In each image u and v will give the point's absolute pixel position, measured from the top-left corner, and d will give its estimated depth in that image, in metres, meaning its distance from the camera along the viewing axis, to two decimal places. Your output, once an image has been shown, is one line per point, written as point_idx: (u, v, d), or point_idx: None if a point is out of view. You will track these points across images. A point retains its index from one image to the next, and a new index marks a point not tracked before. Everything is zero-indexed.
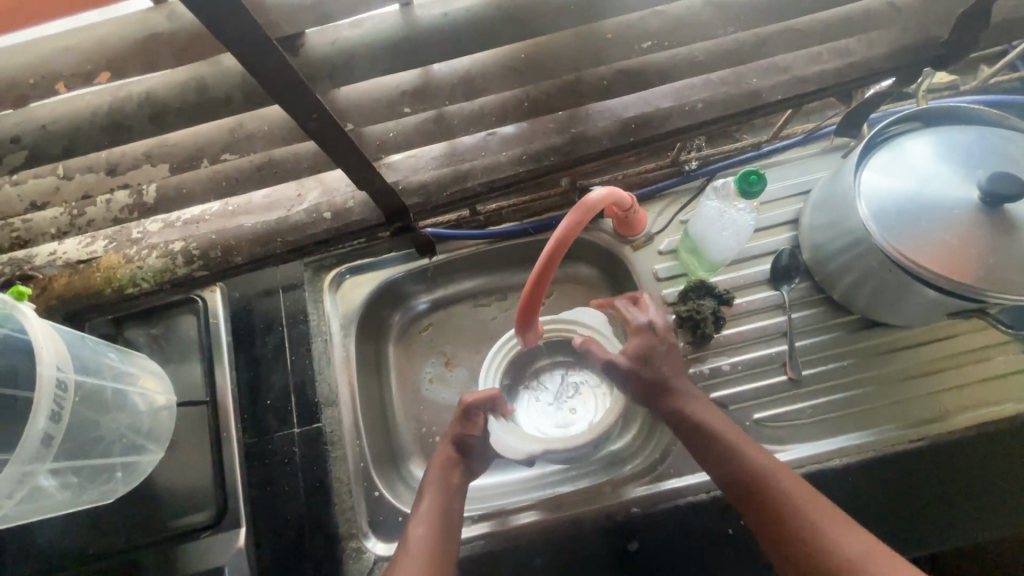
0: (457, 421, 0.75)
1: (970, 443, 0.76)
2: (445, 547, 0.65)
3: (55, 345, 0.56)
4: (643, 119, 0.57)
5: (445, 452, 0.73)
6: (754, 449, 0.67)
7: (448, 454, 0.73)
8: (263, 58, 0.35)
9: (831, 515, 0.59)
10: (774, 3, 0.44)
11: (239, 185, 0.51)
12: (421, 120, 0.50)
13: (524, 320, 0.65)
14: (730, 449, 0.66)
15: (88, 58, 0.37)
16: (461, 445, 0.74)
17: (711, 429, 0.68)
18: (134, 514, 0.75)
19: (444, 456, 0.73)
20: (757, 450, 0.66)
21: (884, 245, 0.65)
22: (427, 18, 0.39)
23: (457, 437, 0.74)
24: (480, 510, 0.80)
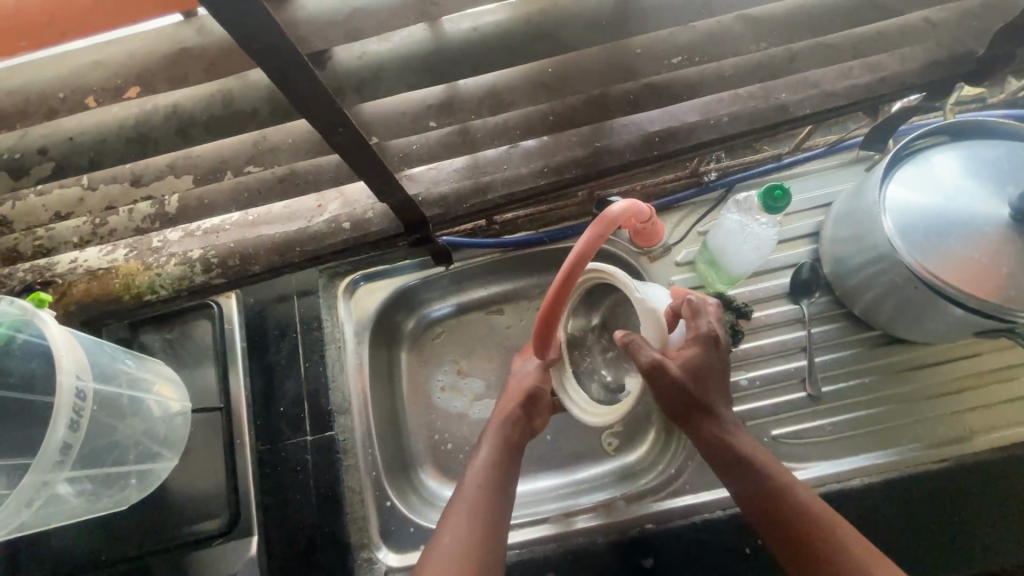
0: (532, 373, 0.74)
1: (995, 464, 0.74)
2: (500, 501, 0.65)
3: (74, 352, 0.56)
4: (667, 134, 0.56)
5: (509, 408, 0.73)
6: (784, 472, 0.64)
7: (512, 409, 0.73)
8: (293, 74, 0.34)
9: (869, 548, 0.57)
10: (809, 19, 0.43)
11: (261, 196, 0.51)
12: (445, 134, 0.49)
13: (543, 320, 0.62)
14: (764, 475, 0.64)
15: (118, 73, 0.37)
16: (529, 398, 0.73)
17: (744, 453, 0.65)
18: (149, 519, 0.75)
19: (507, 410, 0.72)
20: (801, 485, 0.63)
21: (909, 261, 0.64)
22: (455, 32, 0.39)
23: (525, 388, 0.73)
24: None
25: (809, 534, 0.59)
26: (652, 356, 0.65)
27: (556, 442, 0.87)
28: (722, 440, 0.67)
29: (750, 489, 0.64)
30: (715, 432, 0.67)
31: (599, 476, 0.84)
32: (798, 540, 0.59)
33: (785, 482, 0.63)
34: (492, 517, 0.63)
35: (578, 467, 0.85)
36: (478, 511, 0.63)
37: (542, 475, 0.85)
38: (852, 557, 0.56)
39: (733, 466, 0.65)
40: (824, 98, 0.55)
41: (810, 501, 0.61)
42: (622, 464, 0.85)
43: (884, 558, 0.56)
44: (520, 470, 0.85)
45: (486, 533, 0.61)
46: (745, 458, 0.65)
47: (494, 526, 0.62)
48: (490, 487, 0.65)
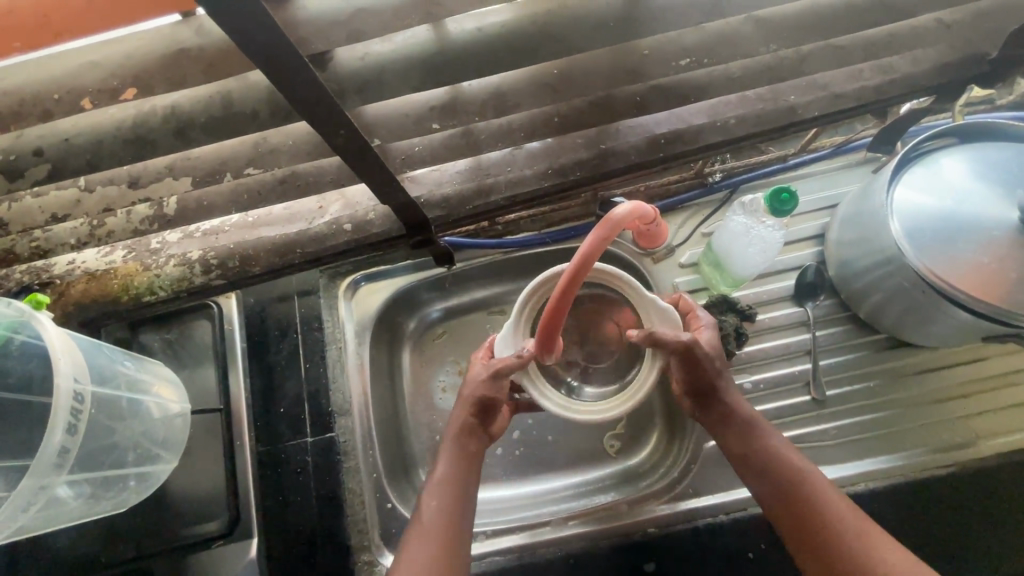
0: (481, 379, 0.67)
1: (1001, 470, 0.74)
2: (465, 510, 0.65)
3: (71, 354, 0.55)
4: (674, 136, 0.55)
5: (460, 418, 0.70)
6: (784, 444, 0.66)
7: (462, 421, 0.69)
8: (293, 75, 0.33)
9: (875, 539, 0.59)
10: (821, 20, 0.42)
11: (261, 197, 0.50)
12: (448, 136, 0.48)
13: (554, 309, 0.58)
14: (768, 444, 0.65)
15: (115, 74, 0.36)
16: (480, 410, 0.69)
17: (752, 421, 0.66)
18: (148, 521, 0.75)
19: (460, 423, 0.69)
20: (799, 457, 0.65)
21: (918, 265, 0.63)
22: (459, 33, 0.38)
23: (476, 397, 0.68)
24: (492, 526, 0.79)
25: (813, 517, 0.60)
26: (685, 337, 0.62)
27: (557, 444, 0.86)
28: (737, 418, 0.66)
29: (757, 453, 0.65)
30: (735, 409, 0.67)
31: (601, 478, 0.84)
32: (798, 506, 0.61)
33: (798, 468, 0.63)
34: (456, 523, 0.64)
35: (579, 469, 0.85)
36: (445, 517, 0.64)
37: (544, 477, 0.85)
38: (843, 536, 0.59)
39: (744, 444, 0.65)
40: (833, 100, 0.54)
41: (820, 488, 0.62)
42: (624, 466, 0.84)
43: (874, 532, 0.60)
44: (520, 471, 0.85)
45: (451, 539, 0.63)
46: (759, 438, 0.65)
47: (459, 537, 0.64)
48: (449, 507, 0.65)
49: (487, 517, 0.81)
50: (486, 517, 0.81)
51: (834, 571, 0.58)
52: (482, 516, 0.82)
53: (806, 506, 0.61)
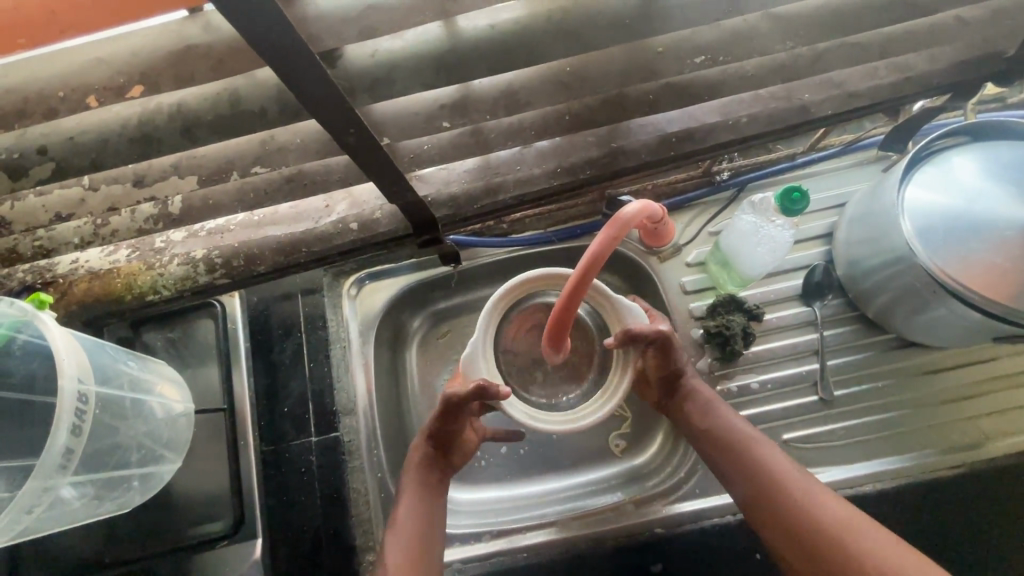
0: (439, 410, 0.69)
1: (1010, 471, 0.73)
2: (433, 525, 0.69)
3: (75, 354, 0.54)
4: (685, 134, 0.55)
5: (421, 450, 0.73)
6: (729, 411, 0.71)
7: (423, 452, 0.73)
8: (304, 72, 0.33)
9: (823, 493, 0.63)
10: (839, 17, 0.42)
11: (268, 196, 0.49)
12: (457, 134, 0.47)
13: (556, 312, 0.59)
14: (714, 412, 0.71)
15: (121, 71, 0.35)
16: (438, 442, 0.73)
17: (702, 394, 0.72)
18: (152, 521, 0.74)
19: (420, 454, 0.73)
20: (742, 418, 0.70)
21: (928, 265, 0.62)
22: (471, 30, 0.37)
23: (433, 431, 0.71)
24: (497, 525, 0.78)
25: (770, 485, 0.64)
26: (662, 326, 0.66)
27: (562, 443, 0.85)
28: (697, 401, 0.72)
29: (704, 423, 0.70)
30: (694, 390, 0.73)
31: (606, 478, 0.83)
32: (741, 463, 0.66)
33: (753, 439, 0.68)
34: (425, 529, 0.69)
35: (584, 469, 0.84)
36: (416, 521, 0.69)
37: (549, 476, 0.84)
38: (779, 484, 0.64)
39: (704, 422, 0.70)
40: (847, 99, 0.53)
41: (775, 457, 0.66)
42: (629, 466, 0.84)
43: (810, 477, 0.65)
44: (525, 470, 0.84)
45: (421, 541, 0.68)
46: (718, 415, 0.70)
47: (429, 544, 0.68)
48: (418, 517, 0.69)
49: (492, 517, 0.81)
50: (491, 516, 0.81)
51: (779, 523, 0.62)
52: (487, 515, 0.81)
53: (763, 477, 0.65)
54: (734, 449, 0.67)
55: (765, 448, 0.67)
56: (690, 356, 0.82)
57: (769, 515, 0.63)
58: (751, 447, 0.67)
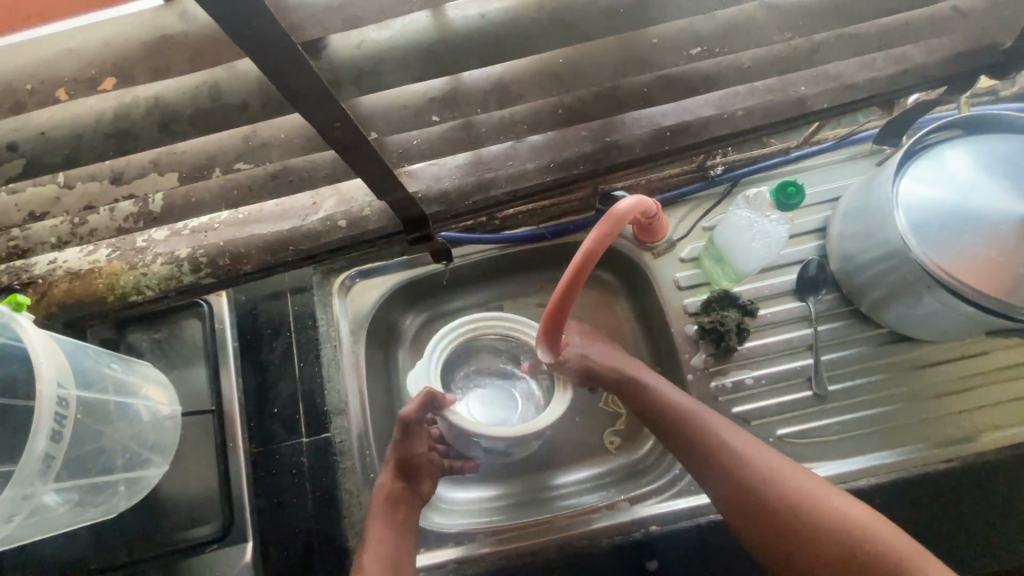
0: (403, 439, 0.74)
1: (1002, 465, 0.73)
2: (403, 541, 0.70)
3: (55, 357, 0.53)
4: (680, 128, 0.54)
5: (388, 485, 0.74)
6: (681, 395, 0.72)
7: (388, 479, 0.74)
8: (285, 64, 0.31)
9: (786, 469, 0.65)
10: (838, 6, 0.41)
11: (252, 193, 0.48)
12: (447, 129, 0.46)
13: (540, 338, 0.63)
14: (667, 401, 0.71)
15: (92, 62, 0.34)
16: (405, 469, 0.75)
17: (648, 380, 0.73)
18: (139, 526, 0.73)
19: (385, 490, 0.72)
20: (695, 401, 0.71)
21: (923, 259, 0.62)
22: (462, 20, 0.36)
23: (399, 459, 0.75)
24: (489, 525, 0.78)
25: (738, 474, 0.66)
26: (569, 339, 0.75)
27: (556, 440, 0.85)
28: (645, 391, 0.72)
29: (659, 414, 0.71)
30: (639, 379, 0.73)
31: (599, 475, 0.83)
32: (704, 451, 0.68)
33: (721, 428, 0.69)
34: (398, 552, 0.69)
35: (578, 466, 0.84)
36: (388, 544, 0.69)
37: (541, 475, 0.83)
38: (745, 468, 0.66)
39: (662, 411, 0.71)
40: (843, 92, 0.53)
41: (743, 442, 0.68)
42: (623, 464, 0.83)
43: (769, 454, 0.67)
44: (519, 469, 0.84)
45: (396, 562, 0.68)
46: (679, 405, 0.70)
47: (402, 553, 0.69)
48: (387, 538, 0.69)
49: (485, 517, 0.80)
50: (484, 516, 0.80)
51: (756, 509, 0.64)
52: (480, 515, 0.81)
53: (740, 470, 0.66)
54: (702, 441, 0.68)
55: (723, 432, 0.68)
56: (685, 352, 0.81)
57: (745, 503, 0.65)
58: (709, 433, 0.68)
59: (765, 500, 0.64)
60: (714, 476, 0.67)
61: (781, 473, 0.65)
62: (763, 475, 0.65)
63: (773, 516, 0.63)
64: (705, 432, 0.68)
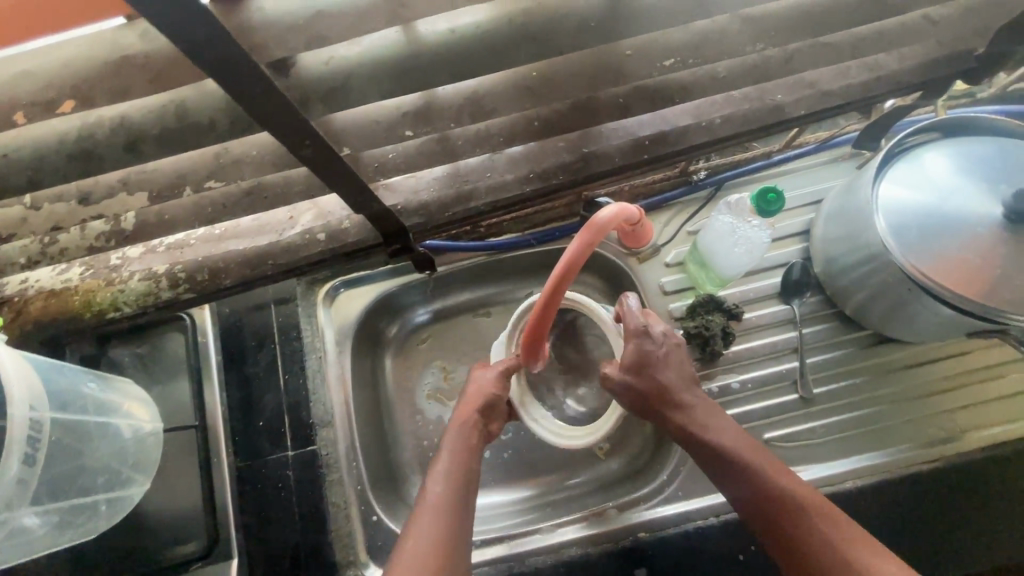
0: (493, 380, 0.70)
1: (985, 463, 0.74)
2: (470, 485, 0.65)
3: (26, 379, 0.52)
4: (658, 137, 0.54)
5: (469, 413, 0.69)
6: (706, 410, 0.67)
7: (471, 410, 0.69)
8: (248, 84, 0.31)
9: (809, 491, 0.60)
10: (808, 17, 0.41)
11: (227, 211, 0.47)
12: (423, 142, 0.46)
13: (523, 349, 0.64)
14: (689, 412, 0.66)
15: (51, 84, 0.33)
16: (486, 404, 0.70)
17: (672, 389, 0.67)
18: (122, 546, 0.71)
19: (467, 416, 0.69)
20: (718, 417, 0.66)
21: (902, 263, 0.62)
22: (430, 34, 0.35)
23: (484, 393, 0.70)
24: (499, 532, 0.77)
25: (761, 487, 0.60)
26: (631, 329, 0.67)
27: (545, 445, 0.85)
28: (687, 403, 0.66)
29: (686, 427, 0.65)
30: (666, 387, 0.66)
31: (589, 481, 0.83)
32: (727, 464, 0.62)
33: (744, 445, 0.63)
34: (463, 496, 0.63)
35: (568, 474, 0.83)
36: (452, 480, 0.64)
37: (532, 482, 0.83)
38: (769, 485, 0.60)
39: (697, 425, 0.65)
40: (819, 98, 0.53)
41: (766, 458, 0.62)
42: (613, 469, 0.83)
43: (791, 474, 0.61)
44: (509, 476, 0.83)
45: (455, 511, 0.61)
46: (699, 416, 0.65)
47: (466, 499, 0.63)
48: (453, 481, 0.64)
49: (490, 523, 0.80)
50: (492, 521, 0.80)
51: (780, 529, 0.58)
52: (489, 522, 0.80)
53: (762, 494, 0.60)
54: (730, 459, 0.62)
55: (747, 448, 0.63)
56: None
57: (771, 523, 0.59)
58: (733, 449, 0.63)
59: (783, 513, 0.58)
60: (731, 489, 0.62)
61: (803, 492, 0.59)
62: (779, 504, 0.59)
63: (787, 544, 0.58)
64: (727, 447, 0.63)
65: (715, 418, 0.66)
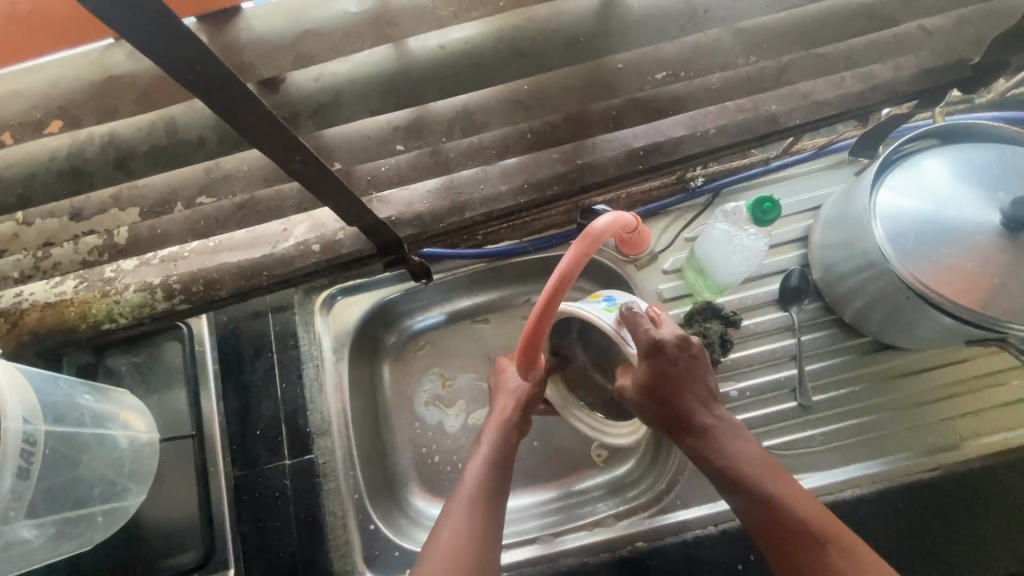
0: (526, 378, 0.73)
1: (987, 471, 0.74)
2: (504, 477, 0.67)
3: (20, 391, 0.52)
4: (653, 147, 0.54)
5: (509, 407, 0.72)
6: (731, 431, 0.66)
7: (508, 406, 0.72)
8: (235, 105, 0.31)
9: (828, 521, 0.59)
10: (800, 30, 0.41)
11: (220, 224, 0.48)
12: (416, 156, 0.46)
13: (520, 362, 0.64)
14: (712, 433, 0.65)
15: (37, 105, 0.33)
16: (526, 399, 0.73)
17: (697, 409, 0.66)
18: (118, 556, 0.71)
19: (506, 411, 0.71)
20: (742, 438, 0.65)
21: (900, 271, 0.61)
22: (421, 52, 0.35)
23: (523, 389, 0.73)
24: (518, 537, 0.77)
25: (779, 512, 0.59)
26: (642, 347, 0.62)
27: (544, 453, 0.84)
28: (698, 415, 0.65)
29: (709, 447, 0.64)
30: (690, 407, 0.65)
31: (589, 489, 0.82)
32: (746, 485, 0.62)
33: (766, 470, 0.62)
34: (497, 489, 0.65)
35: (567, 482, 0.83)
36: (487, 474, 0.66)
37: (531, 490, 0.83)
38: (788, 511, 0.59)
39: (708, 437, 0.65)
40: (814, 108, 0.53)
41: (787, 485, 0.61)
42: (612, 477, 0.83)
43: (811, 501, 0.61)
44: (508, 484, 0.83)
45: (487, 504, 0.64)
46: (722, 437, 0.65)
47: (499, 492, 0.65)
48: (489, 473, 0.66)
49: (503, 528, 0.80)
50: (509, 525, 0.80)
51: (791, 552, 0.58)
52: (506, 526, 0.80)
53: (761, 508, 0.60)
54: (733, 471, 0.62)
55: (769, 472, 0.62)
56: None
57: (784, 546, 0.58)
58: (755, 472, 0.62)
59: (798, 540, 0.58)
60: (732, 500, 0.63)
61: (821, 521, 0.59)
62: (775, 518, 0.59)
63: (777, 555, 0.59)
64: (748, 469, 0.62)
65: (729, 430, 0.65)
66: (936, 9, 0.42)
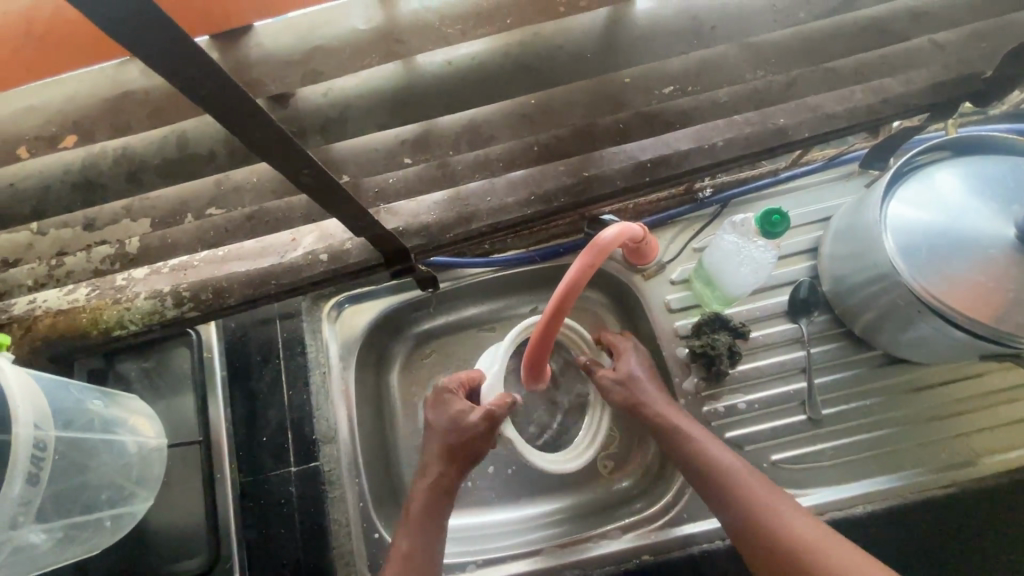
0: (463, 426, 0.68)
1: (1001, 489, 0.72)
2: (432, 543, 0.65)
3: (33, 397, 0.53)
4: (660, 160, 0.54)
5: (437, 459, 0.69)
6: (692, 424, 0.68)
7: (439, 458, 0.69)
8: (244, 122, 0.31)
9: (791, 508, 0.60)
10: (808, 45, 0.41)
11: (229, 235, 0.48)
12: (423, 168, 0.46)
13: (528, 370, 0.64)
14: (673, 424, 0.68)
15: (53, 120, 0.34)
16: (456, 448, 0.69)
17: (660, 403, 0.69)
18: (124, 561, 0.72)
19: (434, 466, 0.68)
20: (702, 430, 0.67)
21: (912, 284, 0.61)
22: (429, 67, 0.36)
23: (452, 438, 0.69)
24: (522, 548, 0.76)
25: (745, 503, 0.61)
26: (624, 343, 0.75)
27: None
28: (665, 416, 0.68)
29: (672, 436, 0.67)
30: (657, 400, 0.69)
31: (595, 500, 0.82)
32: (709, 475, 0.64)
33: (728, 460, 0.65)
34: (426, 556, 0.64)
35: (572, 493, 0.82)
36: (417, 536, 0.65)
37: (537, 500, 0.82)
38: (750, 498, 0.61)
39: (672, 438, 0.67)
40: (824, 121, 0.53)
41: (748, 475, 0.63)
42: (618, 489, 0.82)
43: (772, 488, 0.63)
44: (513, 494, 0.82)
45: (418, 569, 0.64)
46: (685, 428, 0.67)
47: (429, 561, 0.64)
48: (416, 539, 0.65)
49: (506, 539, 0.79)
50: (513, 535, 0.80)
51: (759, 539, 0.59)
52: (510, 537, 0.79)
53: (727, 496, 0.62)
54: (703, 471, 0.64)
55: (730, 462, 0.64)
56: (676, 375, 0.80)
57: (751, 533, 0.60)
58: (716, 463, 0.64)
59: (765, 528, 0.59)
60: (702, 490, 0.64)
61: (783, 507, 0.60)
62: (749, 517, 0.60)
63: (760, 555, 0.59)
64: (710, 460, 0.64)
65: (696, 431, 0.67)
66: (948, 24, 0.41)
